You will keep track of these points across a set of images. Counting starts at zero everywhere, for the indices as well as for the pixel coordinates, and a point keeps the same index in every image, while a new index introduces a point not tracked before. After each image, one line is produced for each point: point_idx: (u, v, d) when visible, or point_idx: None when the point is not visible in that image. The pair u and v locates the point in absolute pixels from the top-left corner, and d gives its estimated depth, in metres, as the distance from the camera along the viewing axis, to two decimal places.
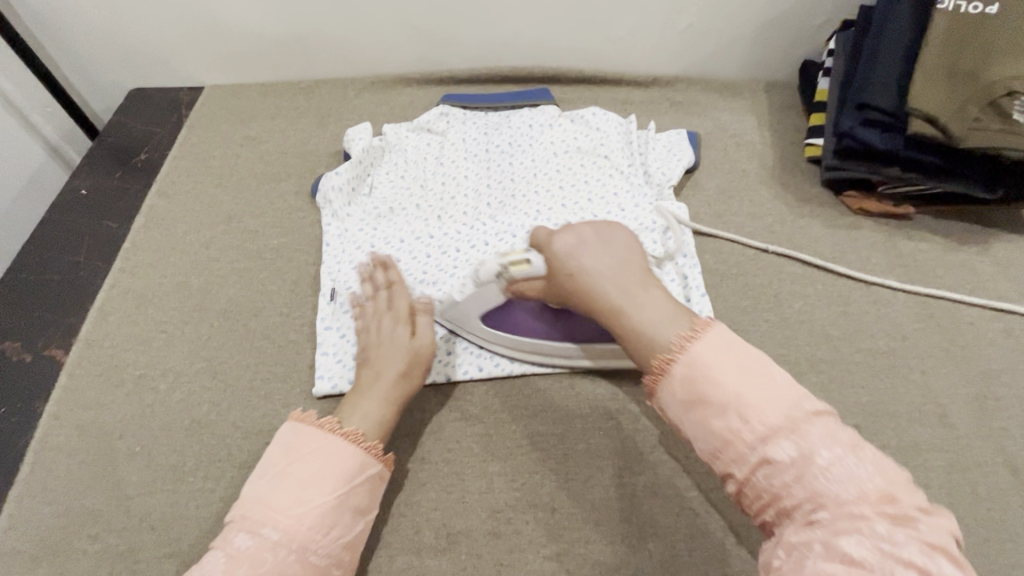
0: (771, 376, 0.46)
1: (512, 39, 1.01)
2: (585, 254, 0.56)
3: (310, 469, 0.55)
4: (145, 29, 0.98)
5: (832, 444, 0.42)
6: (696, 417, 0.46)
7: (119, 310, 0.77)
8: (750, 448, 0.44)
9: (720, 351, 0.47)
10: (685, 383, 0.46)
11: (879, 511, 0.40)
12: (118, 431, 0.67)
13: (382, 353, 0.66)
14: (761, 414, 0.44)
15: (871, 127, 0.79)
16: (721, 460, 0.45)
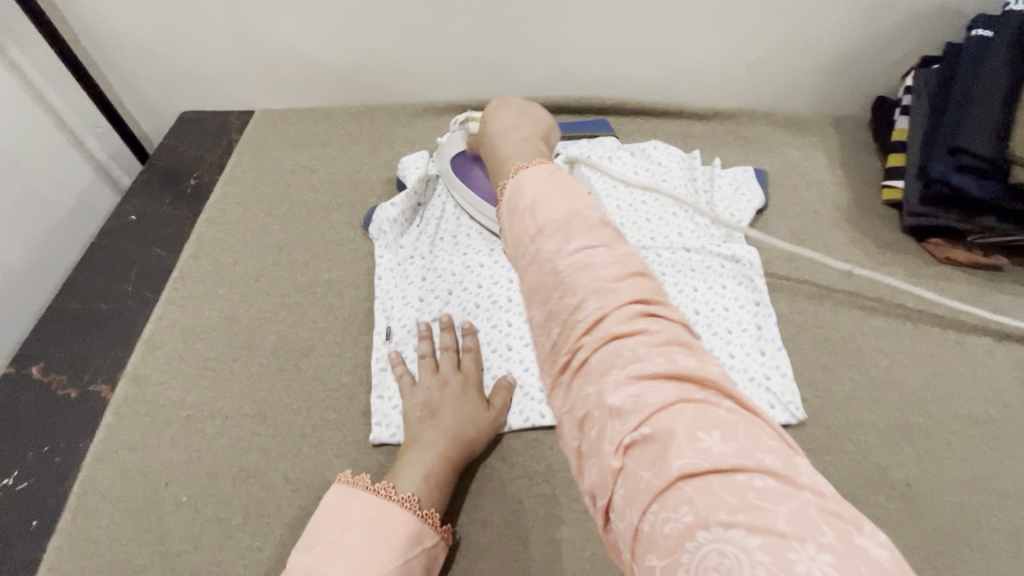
0: (612, 237, 0.44)
1: (570, 69, 0.98)
2: (530, 178, 0.50)
3: (362, 538, 0.52)
4: (201, 54, 0.98)
5: (651, 329, 0.38)
6: (565, 267, 0.42)
7: (167, 344, 0.74)
8: (604, 351, 0.38)
9: (570, 226, 0.44)
10: (557, 250, 0.43)
11: (663, 371, 0.36)
12: (163, 477, 0.63)
13: (447, 412, 0.62)
14: (595, 282, 0.40)
15: (965, 173, 0.73)
16: (558, 324, 0.41)
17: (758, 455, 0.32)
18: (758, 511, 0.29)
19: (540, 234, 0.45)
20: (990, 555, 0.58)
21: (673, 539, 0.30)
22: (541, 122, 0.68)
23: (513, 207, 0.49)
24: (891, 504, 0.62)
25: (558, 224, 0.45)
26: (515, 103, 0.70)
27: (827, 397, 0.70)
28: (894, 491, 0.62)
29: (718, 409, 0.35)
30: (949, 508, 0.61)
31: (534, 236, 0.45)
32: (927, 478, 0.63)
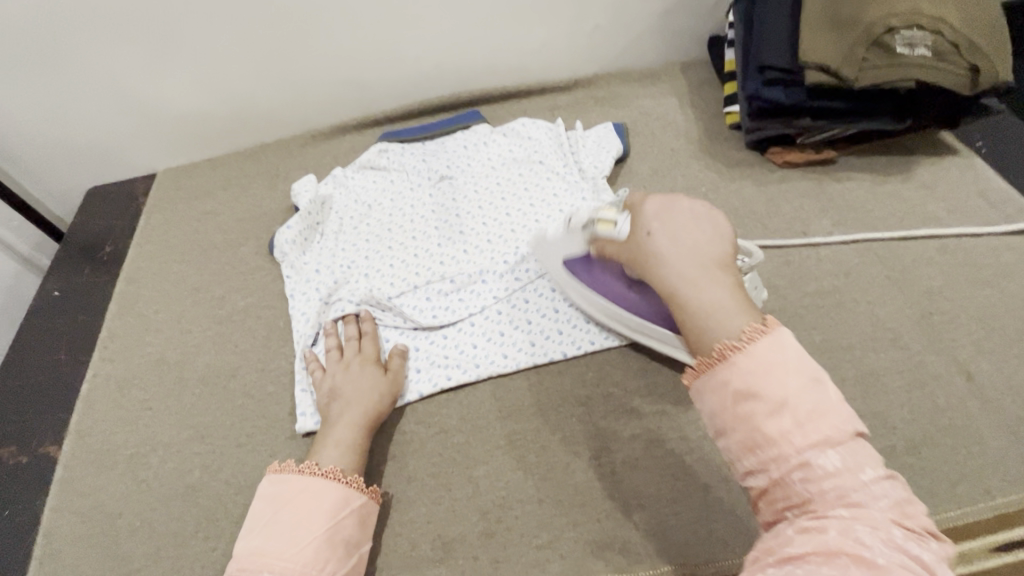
0: (811, 384, 0.45)
1: (435, 72, 1.07)
2: (769, 350, 0.47)
3: (298, 511, 0.59)
4: (91, 129, 1.04)
5: (880, 480, 0.42)
6: (746, 410, 0.45)
7: (103, 396, 0.80)
8: (796, 445, 0.43)
9: (781, 358, 0.46)
10: (740, 375, 0.47)
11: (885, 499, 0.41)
12: (118, 509, 0.69)
13: (349, 388, 0.71)
14: (815, 424, 0.43)
15: (774, 85, 0.83)
16: (756, 455, 0.45)
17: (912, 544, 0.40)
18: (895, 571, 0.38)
19: (768, 410, 0.45)
20: (843, 400, 0.67)
21: None
22: (727, 244, 0.56)
23: (747, 374, 0.46)
24: None
25: (812, 423, 0.44)
26: (685, 211, 0.59)
27: None
28: None
29: (914, 516, 0.42)
30: None
31: (749, 398, 0.46)
32: None
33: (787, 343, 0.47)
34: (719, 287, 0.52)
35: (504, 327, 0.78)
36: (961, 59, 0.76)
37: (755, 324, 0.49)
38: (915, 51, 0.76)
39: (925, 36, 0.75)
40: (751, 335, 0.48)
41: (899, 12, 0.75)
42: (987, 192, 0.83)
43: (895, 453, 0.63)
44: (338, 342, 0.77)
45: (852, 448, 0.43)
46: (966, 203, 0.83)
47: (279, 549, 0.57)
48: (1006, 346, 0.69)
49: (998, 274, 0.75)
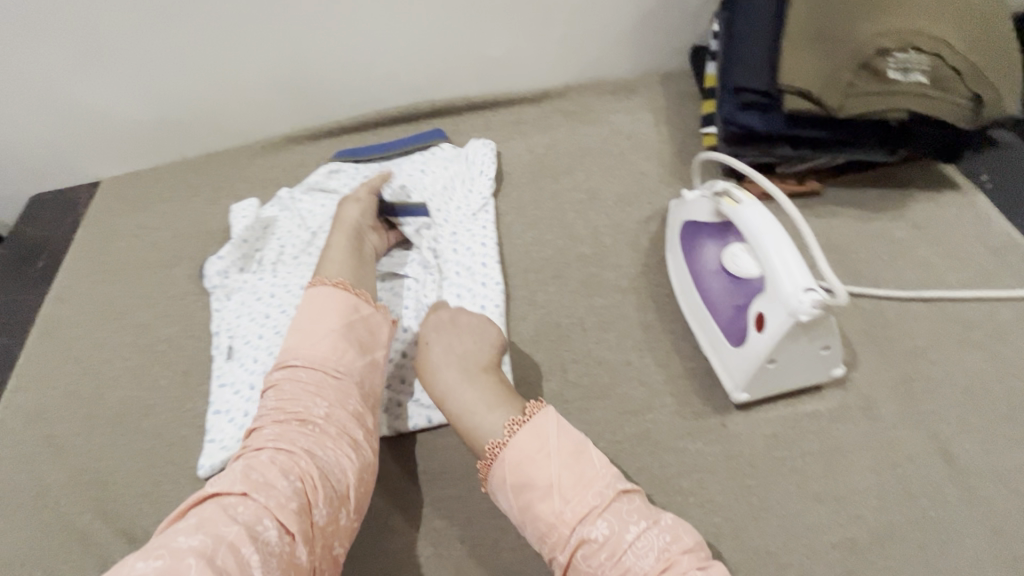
0: (583, 461, 0.52)
1: (391, 81, 0.99)
2: (534, 445, 0.53)
3: (313, 315, 0.63)
4: (23, 135, 0.97)
5: (647, 536, 0.49)
6: (527, 505, 0.51)
7: (9, 431, 0.75)
8: (569, 524, 0.50)
9: (541, 440, 0.53)
10: (510, 471, 0.52)
11: (642, 531, 0.49)
12: (14, 560, 0.64)
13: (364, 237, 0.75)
14: (575, 502, 0.50)
15: (749, 109, 0.75)
16: (546, 542, 0.51)
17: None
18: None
19: (575, 519, 0.50)
20: (802, 479, 0.59)
21: None
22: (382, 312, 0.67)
23: (525, 487, 0.51)
24: (710, 448, 0.62)
25: (592, 513, 0.49)
26: (436, 318, 0.66)
27: (652, 354, 0.70)
28: (712, 435, 0.63)
29: (681, 553, 0.48)
30: (763, 441, 0.62)
31: (569, 521, 0.50)
32: (744, 416, 0.64)
33: (546, 423, 0.54)
34: (472, 389, 0.59)
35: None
36: (961, 86, 0.66)
37: (514, 420, 0.55)
38: (909, 77, 0.67)
39: (923, 59, 0.66)
40: (511, 436, 0.54)
41: (892, 31, 0.66)
42: (988, 235, 0.74)
43: (855, 547, 0.55)
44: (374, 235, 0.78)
45: (615, 514, 0.50)
46: (962, 248, 0.73)
47: (323, 404, 0.57)
48: (994, 423, 0.60)
49: (992, 334, 0.66)
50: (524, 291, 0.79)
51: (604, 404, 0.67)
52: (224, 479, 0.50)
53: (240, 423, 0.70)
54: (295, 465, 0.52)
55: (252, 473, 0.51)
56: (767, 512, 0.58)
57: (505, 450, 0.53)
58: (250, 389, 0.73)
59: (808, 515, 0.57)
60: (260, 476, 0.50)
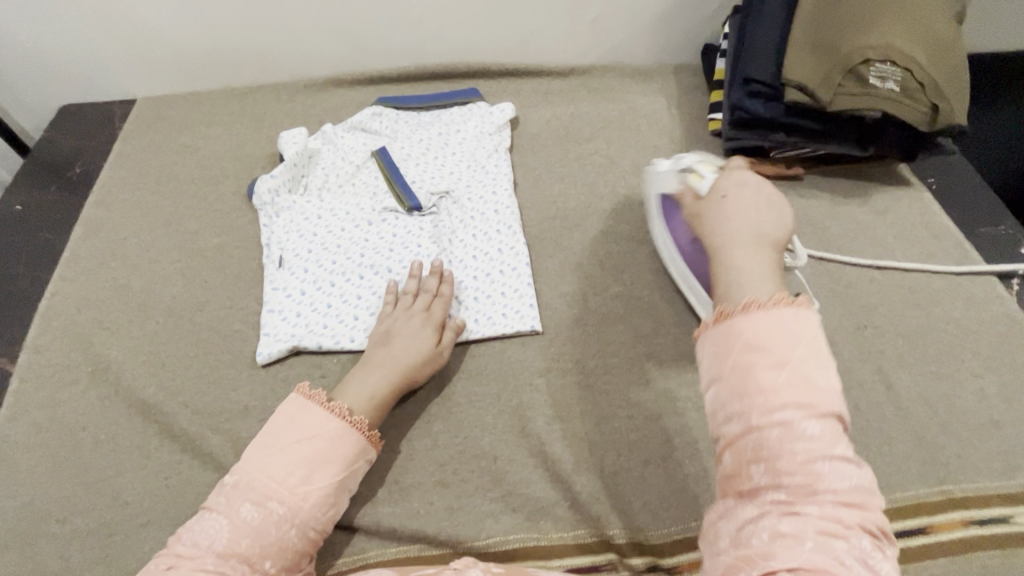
0: (828, 364, 0.47)
1: (435, 38, 1.07)
2: (795, 327, 0.48)
3: (303, 446, 0.60)
4: (70, 42, 1.00)
5: (847, 459, 0.44)
6: (750, 364, 0.46)
7: (62, 315, 0.79)
8: (783, 402, 0.45)
9: (802, 326, 0.48)
10: (753, 326, 0.48)
11: (838, 463, 0.44)
12: (80, 423, 0.69)
13: (399, 341, 0.72)
14: (794, 393, 0.45)
15: (755, 98, 0.88)
16: (743, 402, 0.46)
17: (869, 527, 0.43)
18: (855, 573, 0.40)
19: (792, 403, 0.45)
20: None
21: None
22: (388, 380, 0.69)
23: (775, 358, 0.46)
24: None
25: (816, 407, 0.45)
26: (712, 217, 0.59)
27: (659, 292, 0.83)
28: None
29: (867, 506, 0.43)
30: None
31: (784, 402, 0.45)
32: None
33: (811, 321, 0.48)
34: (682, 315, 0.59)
35: (475, 310, 0.79)
36: (925, 97, 0.81)
37: (783, 297, 0.49)
38: (886, 84, 0.81)
39: (897, 71, 0.81)
40: (770, 305, 0.49)
41: (876, 45, 0.81)
42: (931, 224, 0.91)
43: None
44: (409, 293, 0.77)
45: (830, 421, 0.45)
46: (910, 232, 0.90)
47: (309, 477, 0.59)
48: (926, 361, 0.76)
49: (930, 297, 0.82)
50: (551, 234, 0.90)
51: (620, 328, 0.79)
52: (203, 545, 0.54)
53: (293, 321, 0.78)
54: (279, 537, 0.56)
55: (229, 548, 0.54)
56: None
57: (749, 312, 0.49)
58: (302, 294, 0.80)
59: None
60: (238, 552, 0.54)
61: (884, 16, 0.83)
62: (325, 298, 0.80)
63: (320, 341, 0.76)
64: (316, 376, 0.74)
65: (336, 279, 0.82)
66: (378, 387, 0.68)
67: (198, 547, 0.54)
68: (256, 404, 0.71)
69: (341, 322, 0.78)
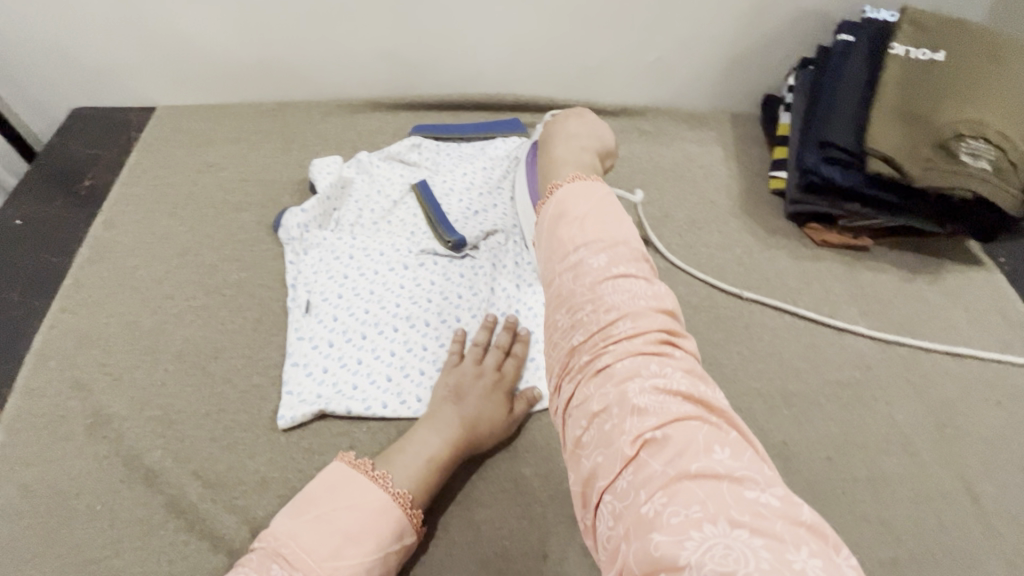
0: (615, 216, 0.59)
1: (483, 68, 1.01)
2: (579, 195, 0.61)
3: (338, 516, 0.54)
4: (90, 44, 0.92)
5: (633, 280, 0.53)
6: (557, 292, 0.56)
7: (59, 353, 0.70)
8: (652, 424, 0.44)
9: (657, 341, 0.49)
10: (622, 357, 0.48)
11: (652, 344, 0.49)
12: (73, 488, 0.61)
13: (470, 400, 0.65)
14: (593, 234, 0.57)
15: (832, 164, 0.82)
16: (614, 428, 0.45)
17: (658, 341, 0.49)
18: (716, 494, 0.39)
19: (584, 247, 0.56)
20: (852, 500, 0.66)
21: (677, 527, 0.38)
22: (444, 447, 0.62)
23: (560, 217, 0.60)
24: (772, 462, 0.69)
25: (600, 244, 0.56)
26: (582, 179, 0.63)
27: (719, 370, 0.76)
28: (774, 451, 0.69)
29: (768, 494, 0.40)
30: (820, 462, 0.69)
31: (577, 248, 0.56)
32: (802, 435, 0.71)
33: (599, 187, 0.62)
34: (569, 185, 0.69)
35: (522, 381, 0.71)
36: (1017, 179, 0.76)
37: (579, 177, 0.64)
38: (977, 162, 0.75)
39: (990, 149, 0.75)
40: (566, 184, 0.63)
41: (969, 120, 0.75)
42: (1008, 309, 0.84)
43: (897, 564, 0.62)
44: (485, 343, 0.71)
45: (620, 251, 0.55)
46: (985, 317, 0.84)
47: (337, 552, 0.52)
48: (1012, 471, 0.69)
49: (1011, 394, 0.76)
50: None
51: None
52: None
53: (318, 378, 0.69)
54: None
55: None
56: None
57: (551, 196, 0.63)
58: (329, 346, 0.72)
59: (858, 531, 0.64)
60: None
61: (978, 87, 0.77)
62: (355, 354, 0.72)
63: (349, 405, 0.68)
64: (344, 445, 0.66)
65: (368, 332, 0.73)
66: (434, 453, 0.61)
67: None
68: (275, 477, 0.63)
69: (372, 384, 0.70)
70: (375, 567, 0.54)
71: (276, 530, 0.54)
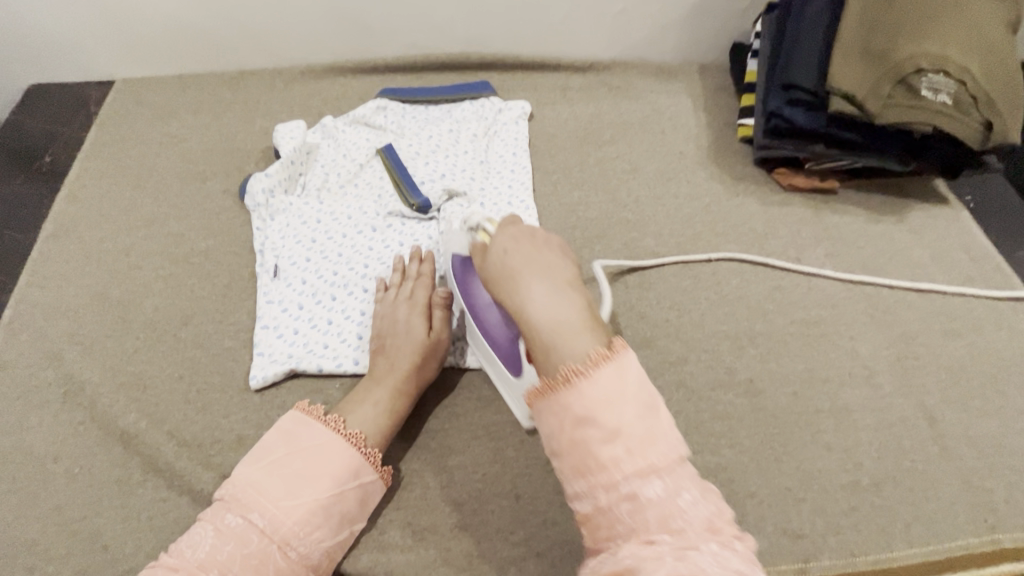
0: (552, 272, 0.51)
1: (447, 27, 0.99)
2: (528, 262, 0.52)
3: (292, 460, 0.56)
4: (39, 17, 0.90)
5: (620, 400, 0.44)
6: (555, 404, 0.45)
7: (29, 327, 0.71)
8: (625, 473, 0.42)
9: (626, 382, 0.44)
10: (587, 401, 0.44)
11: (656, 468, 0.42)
12: (50, 454, 0.62)
13: (394, 341, 0.66)
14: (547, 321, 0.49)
15: (795, 106, 0.82)
16: (585, 484, 0.43)
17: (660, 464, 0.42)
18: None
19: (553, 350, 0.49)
20: (816, 431, 0.68)
21: None
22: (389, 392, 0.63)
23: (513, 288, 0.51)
24: (738, 400, 0.70)
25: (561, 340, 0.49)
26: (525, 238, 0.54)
27: (687, 315, 0.77)
28: (740, 389, 0.71)
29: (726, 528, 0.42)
30: (785, 397, 0.71)
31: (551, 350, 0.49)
32: (768, 373, 0.73)
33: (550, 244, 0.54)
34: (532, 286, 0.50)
35: None
36: (976, 112, 0.76)
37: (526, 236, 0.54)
38: (937, 97, 0.75)
39: (949, 83, 0.75)
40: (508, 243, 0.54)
41: (929, 54, 0.75)
42: (971, 245, 0.86)
43: (857, 487, 0.65)
44: (399, 280, 0.72)
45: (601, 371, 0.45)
46: (949, 253, 0.85)
47: (290, 494, 0.54)
48: (970, 397, 0.71)
49: (972, 326, 0.77)
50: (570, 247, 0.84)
51: (645, 353, 0.74)
52: (186, 553, 0.51)
53: (289, 339, 0.70)
54: (255, 555, 0.51)
55: (208, 557, 0.50)
56: (787, 456, 0.67)
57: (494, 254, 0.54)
58: (299, 308, 0.73)
59: (822, 460, 0.66)
60: (214, 561, 0.50)
61: (938, 21, 0.77)
62: (325, 314, 0.72)
63: (321, 362, 0.69)
64: (318, 402, 0.68)
65: (338, 293, 0.74)
66: (378, 399, 0.63)
67: (178, 556, 0.50)
68: (251, 434, 0.64)
69: (343, 342, 0.70)
70: (334, 505, 0.55)
71: (235, 478, 0.55)
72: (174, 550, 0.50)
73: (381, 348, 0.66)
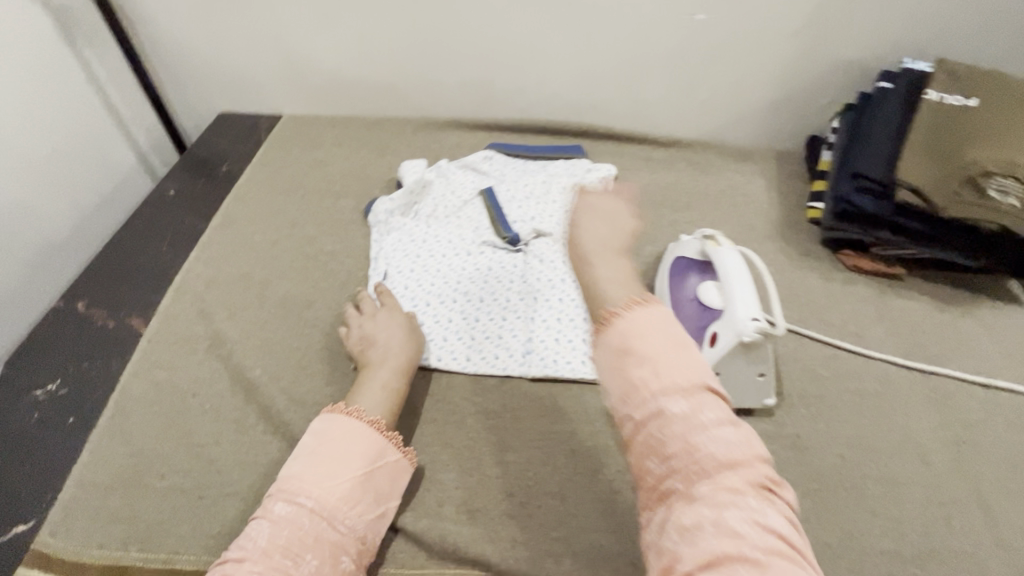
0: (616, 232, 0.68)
1: (553, 99, 1.16)
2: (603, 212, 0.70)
3: (329, 450, 0.63)
4: (243, 64, 1.16)
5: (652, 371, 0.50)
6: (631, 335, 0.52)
7: (191, 290, 0.89)
8: (652, 392, 0.49)
9: (656, 325, 0.52)
10: (622, 332, 0.53)
11: (746, 485, 0.44)
12: (191, 390, 0.77)
13: (381, 339, 0.77)
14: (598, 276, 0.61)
15: (863, 193, 0.88)
16: (627, 403, 0.50)
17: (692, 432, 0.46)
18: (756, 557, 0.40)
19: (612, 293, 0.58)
20: (860, 495, 0.70)
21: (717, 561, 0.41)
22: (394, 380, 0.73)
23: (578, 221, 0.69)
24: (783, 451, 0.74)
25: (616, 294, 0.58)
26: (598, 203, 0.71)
27: None
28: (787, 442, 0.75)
29: (756, 466, 0.46)
30: (831, 457, 0.73)
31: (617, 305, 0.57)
32: (816, 433, 0.76)
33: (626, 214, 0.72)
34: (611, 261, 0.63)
35: (556, 354, 0.81)
36: None
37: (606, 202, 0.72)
38: (1006, 199, 0.80)
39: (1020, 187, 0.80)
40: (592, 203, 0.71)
41: (999, 158, 0.81)
42: None
43: (899, 556, 0.65)
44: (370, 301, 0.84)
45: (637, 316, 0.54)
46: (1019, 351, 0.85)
47: (331, 475, 0.61)
48: None
49: None
50: None
51: None
52: (250, 545, 0.56)
53: None
54: (308, 532, 0.58)
55: (269, 544, 0.56)
56: (827, 512, 0.69)
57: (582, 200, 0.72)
58: None
59: (863, 522, 0.68)
60: (275, 544, 0.56)
61: (1010, 130, 0.83)
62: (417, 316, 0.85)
63: None
64: None
65: (432, 301, 0.87)
66: (381, 384, 0.72)
67: (241, 550, 0.56)
68: None
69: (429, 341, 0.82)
70: (370, 482, 0.63)
71: (278, 479, 0.62)
72: (235, 547, 0.56)
73: (371, 347, 0.77)
